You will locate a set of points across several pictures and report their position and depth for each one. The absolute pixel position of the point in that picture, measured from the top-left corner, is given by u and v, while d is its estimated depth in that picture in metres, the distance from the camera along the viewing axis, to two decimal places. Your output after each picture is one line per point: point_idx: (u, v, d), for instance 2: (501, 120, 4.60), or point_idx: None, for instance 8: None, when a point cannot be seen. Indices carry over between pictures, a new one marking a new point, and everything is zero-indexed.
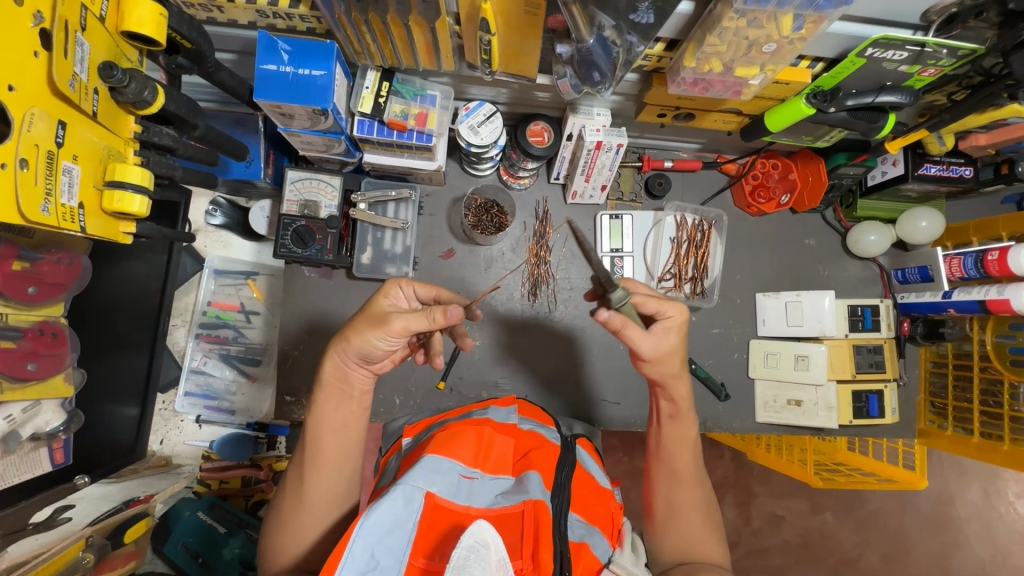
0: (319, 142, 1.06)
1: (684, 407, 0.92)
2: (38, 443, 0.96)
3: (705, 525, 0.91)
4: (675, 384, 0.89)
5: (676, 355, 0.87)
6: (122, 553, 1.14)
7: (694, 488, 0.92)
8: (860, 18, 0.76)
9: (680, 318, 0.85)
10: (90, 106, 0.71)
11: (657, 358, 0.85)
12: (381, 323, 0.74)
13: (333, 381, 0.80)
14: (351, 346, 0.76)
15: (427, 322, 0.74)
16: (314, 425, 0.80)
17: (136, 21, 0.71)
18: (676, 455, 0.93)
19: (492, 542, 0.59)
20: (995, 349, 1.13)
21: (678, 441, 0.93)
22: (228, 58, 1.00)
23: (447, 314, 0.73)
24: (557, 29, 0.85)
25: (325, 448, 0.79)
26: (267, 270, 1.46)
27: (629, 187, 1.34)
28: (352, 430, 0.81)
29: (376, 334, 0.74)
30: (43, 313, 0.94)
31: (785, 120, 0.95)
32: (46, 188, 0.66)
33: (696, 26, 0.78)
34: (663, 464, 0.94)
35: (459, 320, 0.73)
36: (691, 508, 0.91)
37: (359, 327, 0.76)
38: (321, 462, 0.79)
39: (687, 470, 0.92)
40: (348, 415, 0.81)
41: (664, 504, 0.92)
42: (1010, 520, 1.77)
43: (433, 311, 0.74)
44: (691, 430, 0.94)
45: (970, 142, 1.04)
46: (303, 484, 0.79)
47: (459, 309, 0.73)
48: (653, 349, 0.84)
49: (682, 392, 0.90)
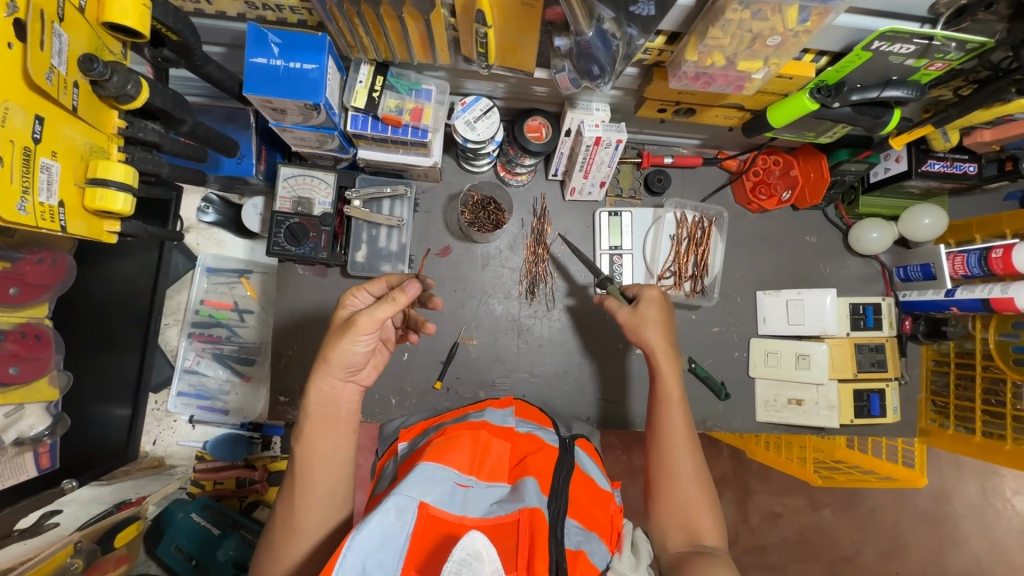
0: (312, 138, 1.04)
1: (664, 363, 0.97)
2: (22, 448, 0.94)
3: (701, 494, 0.89)
4: (652, 343, 0.97)
5: (652, 322, 0.98)
6: (114, 557, 1.13)
7: (688, 453, 0.92)
8: (867, 11, 0.74)
9: (654, 294, 1.01)
10: (70, 100, 0.68)
11: (632, 326, 1.00)
12: (349, 328, 0.77)
13: (320, 409, 0.80)
14: (333, 364, 0.78)
15: (391, 306, 0.76)
16: (301, 456, 0.79)
17: (117, 12, 0.68)
18: (663, 416, 0.95)
19: (485, 553, 0.57)
20: (998, 347, 1.12)
21: (664, 401, 0.95)
22: (217, 51, 0.97)
23: (405, 291, 0.76)
24: (555, 21, 0.83)
25: (316, 478, 0.79)
26: (260, 269, 1.44)
27: (627, 183, 1.33)
28: (341, 457, 0.81)
29: (349, 339, 0.77)
30: (26, 315, 0.92)
31: (788, 115, 0.92)
32: (23, 185, 0.64)
33: (698, 19, 0.75)
34: (655, 430, 0.95)
35: (419, 293, 0.76)
36: (686, 477, 0.90)
37: (331, 343, 0.78)
38: (314, 491, 0.79)
39: (676, 431, 0.93)
40: (337, 442, 0.81)
41: (664, 480, 0.91)
42: (1007, 516, 1.77)
43: (392, 294, 0.76)
44: (676, 389, 0.95)
45: (975, 138, 1.03)
46: (297, 515, 0.78)
47: (416, 283, 0.77)
48: (627, 316, 1.01)
49: (660, 349, 0.97)
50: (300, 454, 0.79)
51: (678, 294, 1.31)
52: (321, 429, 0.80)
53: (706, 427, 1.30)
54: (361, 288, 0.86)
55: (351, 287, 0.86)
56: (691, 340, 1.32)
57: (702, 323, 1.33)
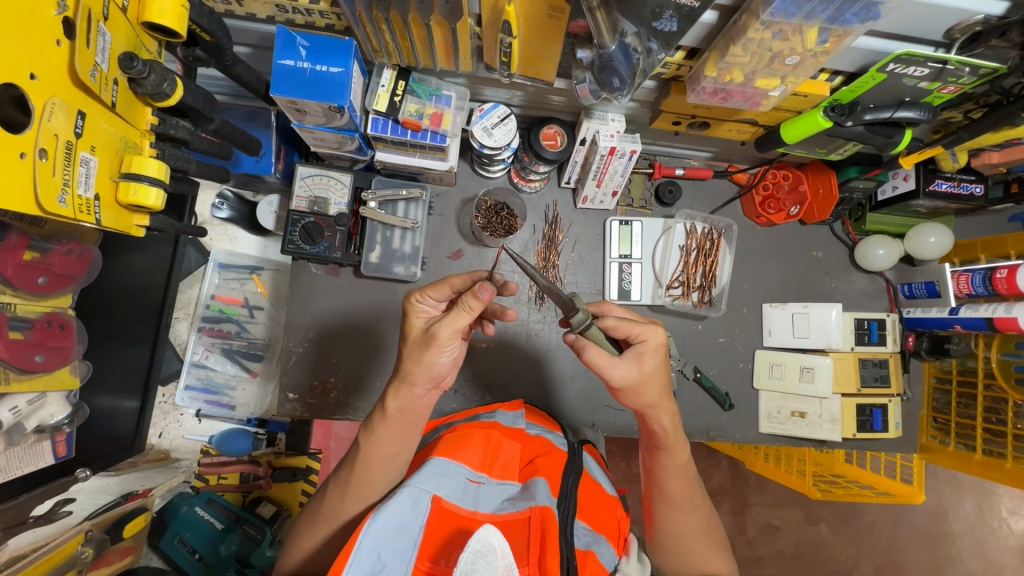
0: (332, 139, 1.06)
1: (670, 437, 0.86)
2: (41, 435, 0.96)
3: (708, 546, 0.91)
4: (656, 412, 0.83)
5: (657, 381, 0.79)
6: (120, 548, 1.19)
7: (697, 511, 0.91)
8: (885, 33, 0.76)
9: (658, 340, 0.79)
10: (110, 97, 0.70)
11: (633, 387, 0.79)
12: (430, 341, 0.72)
13: (400, 413, 0.78)
14: (418, 379, 0.75)
15: (468, 314, 0.71)
16: (365, 453, 0.79)
17: (157, 12, 0.71)
18: (672, 482, 0.90)
19: (498, 546, 0.58)
20: (1000, 366, 1.14)
21: (671, 470, 0.89)
22: (244, 51, 0.99)
23: (478, 298, 0.69)
24: (579, 34, 0.85)
25: (375, 475, 0.80)
26: (272, 266, 1.45)
27: (639, 193, 1.35)
28: (401, 460, 0.82)
29: (433, 352, 0.73)
30: (51, 305, 0.93)
31: (802, 132, 0.94)
32: (65, 178, 0.65)
33: (719, 36, 0.78)
34: (658, 490, 0.91)
35: (491, 296, 0.69)
36: (693, 534, 0.91)
37: (412, 358, 0.74)
38: (366, 487, 0.80)
39: (688, 495, 0.90)
40: (402, 446, 0.81)
41: (667, 530, 0.92)
42: (1003, 536, 1.77)
43: (464, 302, 0.70)
44: (683, 456, 0.89)
45: (983, 159, 1.05)
46: (342, 505, 0.81)
47: (488, 285, 0.70)
48: (627, 376, 0.77)
49: (666, 421, 0.84)
50: (365, 449, 0.79)
51: (685, 303, 1.32)
52: (394, 433, 0.79)
53: (709, 436, 1.32)
54: (426, 293, 0.79)
55: (413, 292, 0.80)
56: (697, 349, 1.33)
57: (708, 334, 1.34)
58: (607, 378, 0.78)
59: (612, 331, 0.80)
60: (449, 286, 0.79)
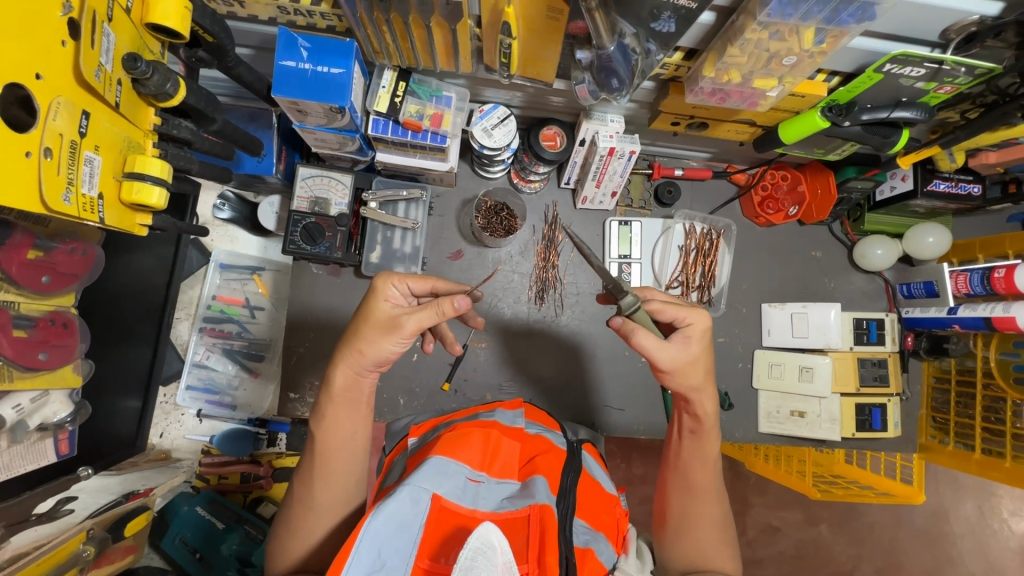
0: (333, 140, 1.06)
1: (708, 425, 0.88)
2: (44, 434, 0.96)
3: (720, 541, 0.90)
4: (700, 397, 0.84)
5: (703, 364, 0.80)
6: (120, 548, 1.19)
7: (714, 503, 0.91)
8: (881, 34, 0.77)
9: (704, 324, 0.80)
10: (113, 97, 0.71)
11: (680, 371, 0.79)
12: (393, 328, 0.75)
13: (346, 392, 0.79)
14: (366, 356, 0.76)
15: (438, 316, 0.75)
16: (322, 438, 0.79)
17: (160, 14, 0.72)
18: (697, 471, 0.91)
19: (498, 544, 0.59)
20: (998, 365, 1.14)
21: (701, 458, 0.91)
22: (246, 53, 1.01)
23: (454, 305, 0.74)
24: (578, 35, 0.85)
25: (339, 459, 0.80)
26: (273, 266, 1.46)
27: (638, 194, 1.36)
28: (361, 440, 0.82)
29: (391, 339, 0.75)
30: (54, 303, 0.94)
31: (799, 133, 0.94)
32: (69, 177, 0.66)
33: (717, 37, 0.79)
34: (681, 476, 0.92)
35: (467, 308, 0.74)
36: (706, 523, 0.90)
37: (368, 337, 0.76)
38: (334, 474, 0.79)
39: (708, 484, 0.91)
40: (357, 425, 0.81)
41: (677, 515, 0.91)
42: (1004, 537, 1.77)
43: (439, 305, 0.74)
44: (714, 448, 0.91)
45: (980, 160, 1.06)
46: (316, 497, 0.79)
47: (466, 297, 0.74)
48: (676, 359, 0.78)
49: (708, 407, 0.86)
50: (321, 435, 0.79)
51: (684, 303, 1.33)
52: (346, 414, 0.80)
53: None
54: (403, 280, 0.79)
55: (391, 275, 0.79)
56: None
57: None
58: (655, 362, 0.78)
59: (657, 315, 0.82)
60: (431, 284, 0.82)
